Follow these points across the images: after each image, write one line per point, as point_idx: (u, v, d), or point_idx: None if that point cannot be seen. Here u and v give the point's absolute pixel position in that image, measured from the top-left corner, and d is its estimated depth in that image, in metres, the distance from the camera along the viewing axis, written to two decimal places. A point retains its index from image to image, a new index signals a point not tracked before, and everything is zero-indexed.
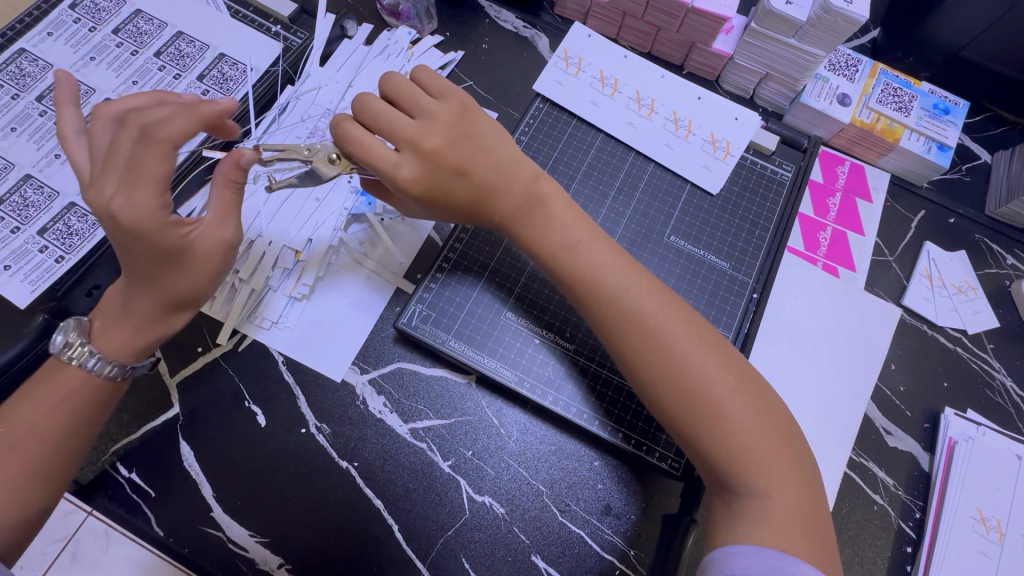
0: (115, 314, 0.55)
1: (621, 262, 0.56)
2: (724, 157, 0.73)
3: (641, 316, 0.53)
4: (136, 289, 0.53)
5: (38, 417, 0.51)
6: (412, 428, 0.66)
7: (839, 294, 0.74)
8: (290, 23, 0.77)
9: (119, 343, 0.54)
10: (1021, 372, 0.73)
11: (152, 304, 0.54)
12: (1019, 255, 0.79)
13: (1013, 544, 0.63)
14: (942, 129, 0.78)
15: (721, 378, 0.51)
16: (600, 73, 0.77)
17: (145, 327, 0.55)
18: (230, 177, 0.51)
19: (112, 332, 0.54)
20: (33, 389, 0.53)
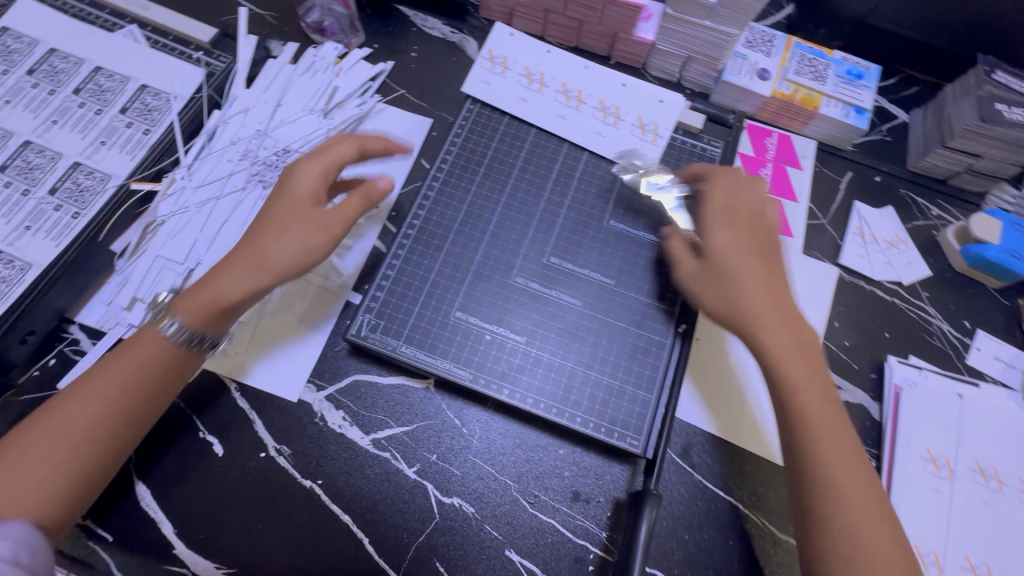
0: (192, 292, 0.59)
1: (773, 308, 0.60)
2: (654, 140, 0.75)
3: (789, 383, 0.58)
4: (222, 263, 0.60)
5: (128, 372, 0.56)
6: (373, 438, 0.65)
7: (779, 261, 0.77)
8: (211, 48, 0.77)
9: (179, 309, 0.58)
10: (955, 315, 0.77)
11: (223, 283, 0.59)
12: (942, 205, 0.83)
13: (963, 478, 0.66)
14: (857, 94, 0.82)
15: (834, 432, 0.56)
16: (526, 69, 0.78)
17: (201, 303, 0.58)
18: (368, 190, 0.63)
19: (192, 302, 0.58)
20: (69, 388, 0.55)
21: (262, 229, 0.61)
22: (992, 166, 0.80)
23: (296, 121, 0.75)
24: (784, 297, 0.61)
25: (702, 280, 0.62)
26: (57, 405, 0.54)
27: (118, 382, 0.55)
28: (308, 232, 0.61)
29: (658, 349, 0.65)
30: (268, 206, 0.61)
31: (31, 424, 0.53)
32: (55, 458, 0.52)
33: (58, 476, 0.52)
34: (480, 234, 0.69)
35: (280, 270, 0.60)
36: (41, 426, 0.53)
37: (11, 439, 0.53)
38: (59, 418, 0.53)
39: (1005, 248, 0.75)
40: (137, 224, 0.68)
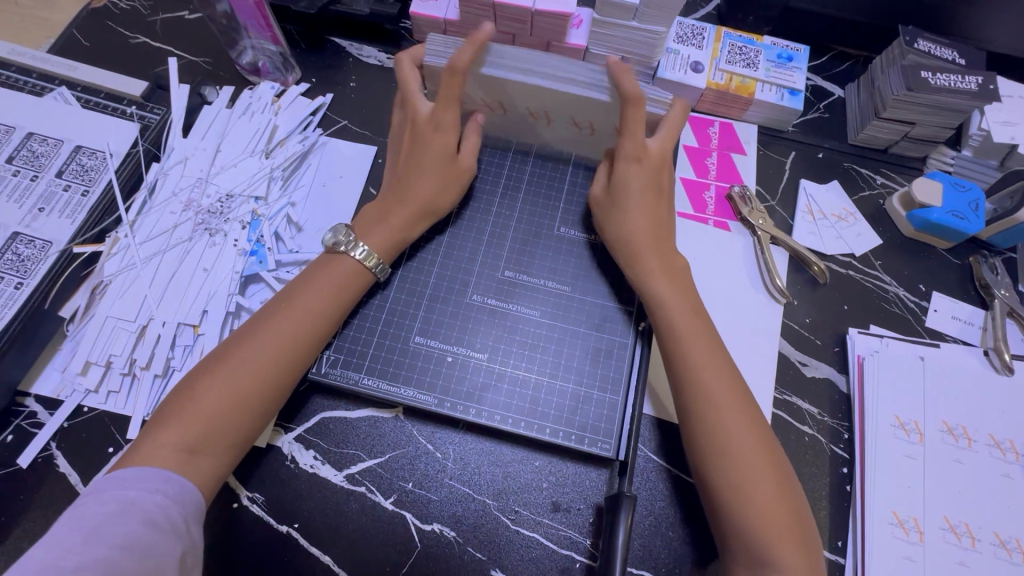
0: (367, 224, 0.66)
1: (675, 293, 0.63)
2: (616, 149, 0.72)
3: (689, 343, 0.60)
4: (412, 196, 0.66)
5: (311, 299, 0.60)
6: (347, 474, 0.64)
7: (732, 247, 0.78)
8: (144, 101, 0.76)
9: (370, 238, 0.64)
10: (909, 280, 0.78)
11: (403, 219, 0.66)
12: (885, 173, 0.85)
13: (933, 440, 0.67)
14: (789, 75, 0.84)
15: (722, 365, 0.59)
16: None
17: (397, 233, 0.65)
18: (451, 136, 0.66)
19: (380, 232, 0.65)
20: (236, 342, 0.57)
21: (413, 169, 0.66)
22: (927, 133, 0.81)
23: (237, 164, 0.75)
24: (663, 221, 0.67)
25: (609, 219, 0.67)
26: (227, 358, 0.56)
27: (309, 300, 0.59)
28: (452, 177, 0.67)
29: (621, 350, 0.65)
30: (427, 160, 0.66)
31: (209, 375, 0.55)
32: (218, 416, 0.53)
33: (217, 435, 0.53)
34: (433, 255, 0.69)
35: (442, 213, 0.68)
36: (212, 380, 0.54)
37: (192, 383, 0.54)
38: (233, 371, 0.55)
39: (948, 210, 0.76)
40: (86, 287, 0.67)
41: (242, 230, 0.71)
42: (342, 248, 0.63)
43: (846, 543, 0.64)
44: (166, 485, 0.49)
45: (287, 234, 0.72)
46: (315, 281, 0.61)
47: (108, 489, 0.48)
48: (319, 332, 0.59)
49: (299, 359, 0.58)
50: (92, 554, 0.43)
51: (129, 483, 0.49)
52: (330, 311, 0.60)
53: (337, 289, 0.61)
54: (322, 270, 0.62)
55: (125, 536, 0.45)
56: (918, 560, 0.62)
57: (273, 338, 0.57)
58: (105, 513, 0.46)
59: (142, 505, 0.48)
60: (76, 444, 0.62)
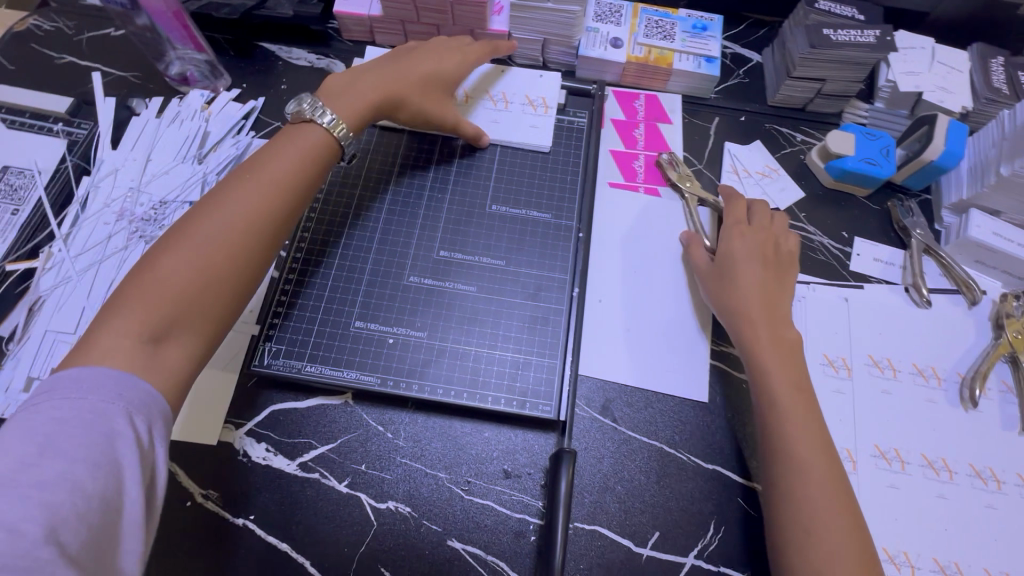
0: (337, 87, 0.67)
1: (784, 323, 0.68)
2: (545, 112, 0.81)
3: (767, 377, 0.64)
4: (393, 82, 0.69)
5: (278, 180, 0.57)
6: (300, 463, 0.65)
7: (664, 210, 0.81)
8: (71, 117, 0.78)
9: (338, 103, 0.65)
10: (833, 228, 0.82)
11: (369, 93, 0.67)
12: (805, 130, 0.89)
13: (861, 374, 0.70)
14: (704, 45, 0.87)
15: (809, 410, 0.62)
16: (492, 93, 0.81)
17: (366, 106, 0.67)
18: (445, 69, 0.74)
19: (345, 98, 0.65)
20: (196, 217, 0.54)
21: (396, 67, 0.71)
22: (839, 88, 0.85)
23: (170, 171, 0.76)
24: (780, 299, 0.70)
25: (713, 278, 0.72)
26: (189, 231, 0.52)
27: (275, 180, 0.57)
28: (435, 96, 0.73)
29: (556, 316, 0.69)
30: (420, 63, 0.72)
31: (171, 250, 0.51)
32: (188, 290, 0.50)
33: (192, 312, 0.50)
34: (369, 243, 0.72)
35: (403, 109, 0.71)
36: (174, 253, 0.51)
37: (152, 259, 0.50)
38: (198, 243, 0.52)
39: (861, 158, 0.80)
40: (23, 305, 0.67)
41: None
42: (309, 115, 0.62)
43: None
44: (131, 391, 0.45)
45: None
46: (276, 156, 0.59)
47: (62, 393, 0.43)
48: (286, 204, 0.57)
49: (270, 232, 0.56)
50: (49, 470, 0.39)
51: (87, 386, 0.43)
52: (295, 184, 0.58)
53: (302, 164, 0.59)
54: (282, 146, 0.60)
55: (88, 448, 0.40)
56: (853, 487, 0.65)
57: (238, 209, 0.54)
58: (60, 421, 0.41)
59: (102, 414, 0.43)
60: None
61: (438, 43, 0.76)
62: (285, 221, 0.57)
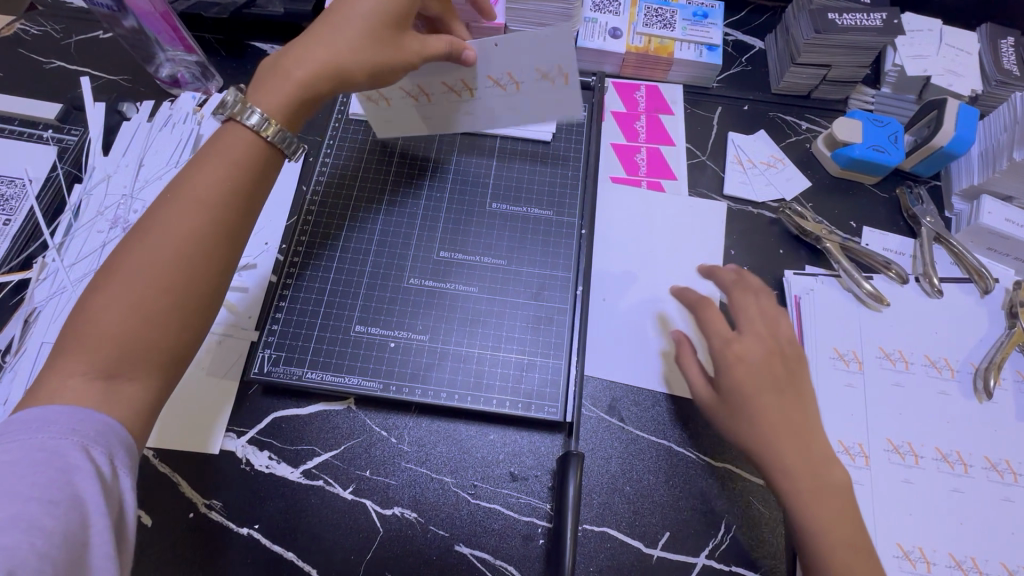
0: (270, 74, 0.56)
1: (779, 428, 0.58)
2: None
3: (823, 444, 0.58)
4: (330, 45, 0.55)
5: (209, 191, 0.50)
6: (303, 470, 0.65)
7: (667, 204, 0.79)
8: (61, 124, 0.77)
9: (263, 97, 0.54)
10: (841, 218, 0.80)
11: (305, 71, 0.55)
12: (810, 118, 0.87)
13: (872, 367, 0.69)
14: (705, 32, 0.85)
15: (840, 512, 0.55)
16: None
17: (300, 91, 0.55)
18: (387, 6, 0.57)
19: (271, 88, 0.55)
20: (124, 248, 0.48)
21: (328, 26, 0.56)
22: (845, 74, 0.83)
23: (163, 177, 0.74)
24: (805, 408, 0.60)
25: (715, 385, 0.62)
26: (116, 265, 0.47)
27: (208, 192, 0.50)
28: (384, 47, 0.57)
29: (560, 316, 0.68)
30: (360, 9, 0.56)
31: (100, 289, 0.46)
32: (126, 331, 0.45)
33: (137, 352, 0.46)
34: (368, 245, 0.71)
35: (351, 80, 0.57)
36: (104, 292, 0.46)
37: (85, 300, 0.46)
38: (127, 279, 0.46)
39: (869, 145, 0.78)
40: (19, 316, 0.66)
41: None
42: (234, 112, 0.53)
43: None
44: (87, 426, 0.43)
45: None
46: (203, 169, 0.51)
47: (13, 434, 0.41)
48: (220, 221, 0.50)
49: (207, 250, 0.49)
50: (2, 512, 0.37)
51: (38, 426, 0.42)
52: (229, 196, 0.51)
53: (235, 172, 0.52)
54: (210, 154, 0.52)
55: (42, 487, 0.39)
56: (866, 483, 0.63)
57: (168, 231, 0.48)
58: (11, 463, 0.39)
59: (57, 450, 0.41)
60: None
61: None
62: (221, 241, 0.50)
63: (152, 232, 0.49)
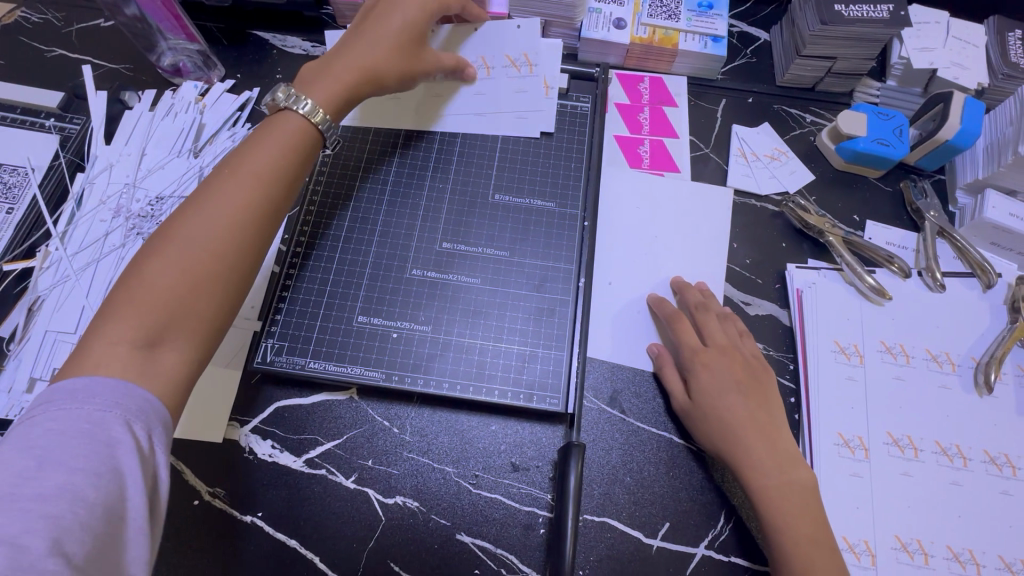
0: (317, 72, 0.62)
1: (751, 432, 0.62)
2: (529, 70, 0.76)
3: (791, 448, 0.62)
4: (369, 52, 0.63)
5: (262, 172, 0.54)
6: (306, 459, 0.65)
7: (671, 196, 0.79)
8: (62, 112, 0.76)
9: (313, 91, 0.60)
10: (845, 212, 0.80)
11: (349, 72, 0.62)
12: (815, 111, 0.86)
13: (873, 360, 0.69)
14: (711, 23, 0.84)
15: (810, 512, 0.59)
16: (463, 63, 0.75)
17: (344, 88, 0.61)
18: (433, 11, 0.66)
19: (319, 84, 0.61)
20: (177, 219, 0.51)
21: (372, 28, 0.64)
22: (850, 66, 0.82)
23: (165, 166, 0.74)
24: (772, 416, 0.64)
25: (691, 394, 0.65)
26: (172, 235, 0.49)
27: (261, 172, 0.54)
28: (407, 54, 0.65)
29: (562, 308, 0.68)
30: (388, 18, 0.64)
31: (156, 257, 0.48)
32: (175, 294, 0.48)
33: (186, 317, 0.48)
34: (370, 234, 0.71)
35: (386, 81, 0.65)
36: (159, 258, 0.48)
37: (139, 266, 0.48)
38: (182, 248, 0.49)
39: (873, 138, 0.78)
40: (22, 305, 0.66)
41: None
42: (284, 104, 0.58)
43: None
44: (129, 399, 0.43)
45: None
46: (257, 151, 0.55)
47: (59, 402, 0.42)
48: (270, 199, 0.54)
49: (257, 226, 0.53)
50: (49, 482, 0.38)
51: (82, 396, 0.42)
52: (280, 176, 0.55)
53: (287, 155, 0.56)
54: (262, 138, 0.56)
55: (86, 458, 0.40)
56: (865, 475, 0.64)
57: (225, 204, 0.52)
58: (56, 434, 0.40)
59: (101, 423, 0.41)
60: None
61: None
62: (268, 218, 0.54)
63: (205, 207, 0.52)
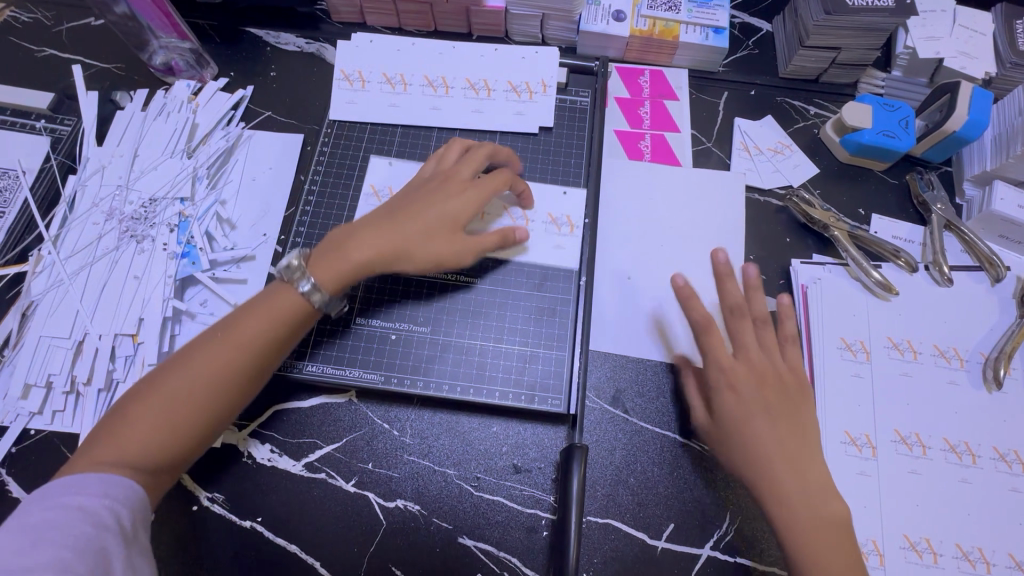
0: (333, 241, 0.60)
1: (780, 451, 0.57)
2: (570, 230, 0.70)
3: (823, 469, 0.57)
4: (392, 232, 0.59)
5: (253, 332, 0.54)
6: (305, 463, 0.64)
7: (673, 191, 0.77)
8: (53, 114, 0.75)
9: (319, 266, 0.58)
10: (849, 205, 0.78)
11: (366, 255, 0.58)
12: (818, 103, 0.85)
13: (879, 357, 0.68)
14: (712, 14, 0.82)
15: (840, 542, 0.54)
16: (426, 79, 0.77)
17: (354, 261, 0.58)
18: (464, 182, 0.63)
19: (328, 262, 0.58)
20: (184, 349, 0.54)
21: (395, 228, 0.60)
22: (855, 57, 0.81)
23: (158, 167, 0.73)
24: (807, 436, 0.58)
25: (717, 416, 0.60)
26: (174, 366, 0.52)
27: (252, 333, 0.54)
28: (447, 254, 0.60)
29: (564, 307, 0.67)
30: (421, 211, 0.61)
31: (155, 381, 0.51)
32: (150, 441, 0.50)
33: (156, 464, 0.50)
34: None
35: (416, 264, 0.60)
36: (157, 383, 0.51)
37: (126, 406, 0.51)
38: (179, 380, 0.51)
39: (879, 131, 0.76)
40: (16, 309, 0.66)
41: (171, 234, 0.70)
42: (289, 279, 0.56)
43: None
44: (114, 490, 0.47)
45: (220, 233, 0.72)
46: (266, 290, 0.57)
47: (55, 494, 0.46)
48: (256, 364, 0.54)
49: (240, 386, 0.53)
50: (42, 556, 0.43)
51: (75, 488, 0.47)
52: (283, 321, 0.55)
53: (292, 298, 0.56)
54: (275, 278, 0.58)
55: (76, 540, 0.44)
56: (873, 474, 0.63)
57: (211, 363, 0.52)
58: (51, 521, 0.45)
59: (91, 510, 0.46)
60: (28, 467, 0.62)
61: (444, 188, 0.63)
62: (255, 379, 0.54)
63: (196, 359, 0.53)
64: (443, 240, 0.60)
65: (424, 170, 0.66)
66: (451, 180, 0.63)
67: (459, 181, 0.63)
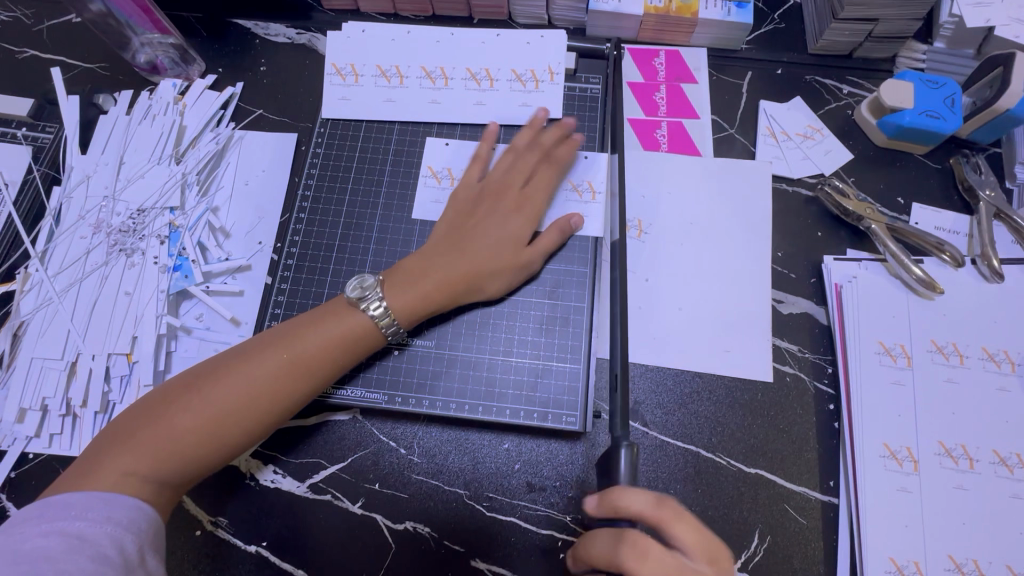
0: (406, 274, 0.59)
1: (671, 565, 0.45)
2: (592, 198, 0.66)
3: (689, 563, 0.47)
4: (465, 259, 0.60)
5: (312, 352, 0.54)
6: (310, 484, 0.62)
7: (693, 183, 0.72)
8: (34, 121, 0.73)
9: (394, 297, 0.58)
10: (887, 194, 0.72)
11: (437, 289, 0.59)
12: (852, 81, 0.78)
13: (922, 363, 0.62)
14: None
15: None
16: (424, 70, 0.72)
17: (427, 297, 0.58)
18: (522, 200, 0.63)
19: (402, 294, 0.58)
20: (219, 373, 0.53)
21: (467, 253, 0.60)
22: (894, 28, 0.73)
23: (145, 175, 0.69)
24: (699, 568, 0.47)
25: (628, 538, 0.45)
26: (206, 391, 0.52)
27: (310, 353, 0.54)
28: (512, 280, 0.61)
29: (576, 317, 0.63)
30: (486, 234, 0.61)
31: (191, 403, 0.51)
32: (192, 445, 0.50)
33: (191, 467, 0.51)
34: (366, 240, 0.67)
35: (485, 293, 0.61)
36: (188, 408, 0.51)
37: (174, 406, 0.51)
38: (213, 407, 0.51)
39: (921, 111, 0.69)
40: (7, 330, 0.64)
41: (161, 246, 0.66)
42: (359, 298, 0.57)
43: (838, 482, 0.60)
44: (118, 511, 0.46)
45: (212, 242, 0.68)
46: (313, 329, 0.55)
47: (54, 515, 0.45)
48: (312, 388, 0.55)
49: (289, 407, 0.54)
50: None
51: (75, 511, 0.45)
52: (327, 365, 0.55)
53: (340, 345, 0.55)
54: (328, 319, 0.56)
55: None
56: (914, 490, 0.58)
57: (269, 380, 0.53)
58: (46, 549, 0.42)
59: (91, 538, 0.44)
60: (24, 493, 0.60)
61: (505, 206, 0.63)
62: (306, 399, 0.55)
63: (252, 369, 0.53)
64: (504, 257, 0.60)
65: (477, 185, 0.65)
66: (512, 198, 0.63)
67: (524, 199, 0.63)
